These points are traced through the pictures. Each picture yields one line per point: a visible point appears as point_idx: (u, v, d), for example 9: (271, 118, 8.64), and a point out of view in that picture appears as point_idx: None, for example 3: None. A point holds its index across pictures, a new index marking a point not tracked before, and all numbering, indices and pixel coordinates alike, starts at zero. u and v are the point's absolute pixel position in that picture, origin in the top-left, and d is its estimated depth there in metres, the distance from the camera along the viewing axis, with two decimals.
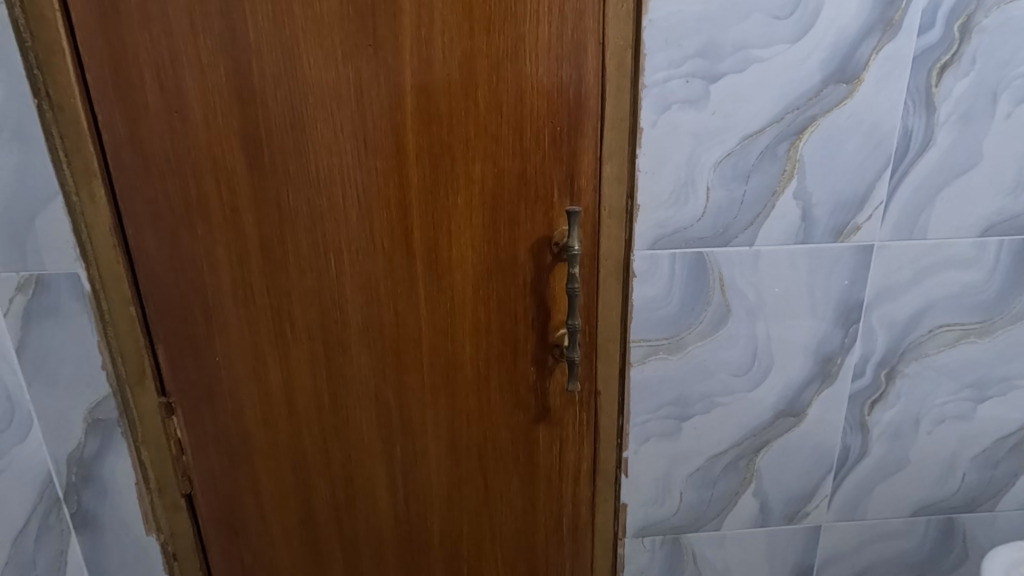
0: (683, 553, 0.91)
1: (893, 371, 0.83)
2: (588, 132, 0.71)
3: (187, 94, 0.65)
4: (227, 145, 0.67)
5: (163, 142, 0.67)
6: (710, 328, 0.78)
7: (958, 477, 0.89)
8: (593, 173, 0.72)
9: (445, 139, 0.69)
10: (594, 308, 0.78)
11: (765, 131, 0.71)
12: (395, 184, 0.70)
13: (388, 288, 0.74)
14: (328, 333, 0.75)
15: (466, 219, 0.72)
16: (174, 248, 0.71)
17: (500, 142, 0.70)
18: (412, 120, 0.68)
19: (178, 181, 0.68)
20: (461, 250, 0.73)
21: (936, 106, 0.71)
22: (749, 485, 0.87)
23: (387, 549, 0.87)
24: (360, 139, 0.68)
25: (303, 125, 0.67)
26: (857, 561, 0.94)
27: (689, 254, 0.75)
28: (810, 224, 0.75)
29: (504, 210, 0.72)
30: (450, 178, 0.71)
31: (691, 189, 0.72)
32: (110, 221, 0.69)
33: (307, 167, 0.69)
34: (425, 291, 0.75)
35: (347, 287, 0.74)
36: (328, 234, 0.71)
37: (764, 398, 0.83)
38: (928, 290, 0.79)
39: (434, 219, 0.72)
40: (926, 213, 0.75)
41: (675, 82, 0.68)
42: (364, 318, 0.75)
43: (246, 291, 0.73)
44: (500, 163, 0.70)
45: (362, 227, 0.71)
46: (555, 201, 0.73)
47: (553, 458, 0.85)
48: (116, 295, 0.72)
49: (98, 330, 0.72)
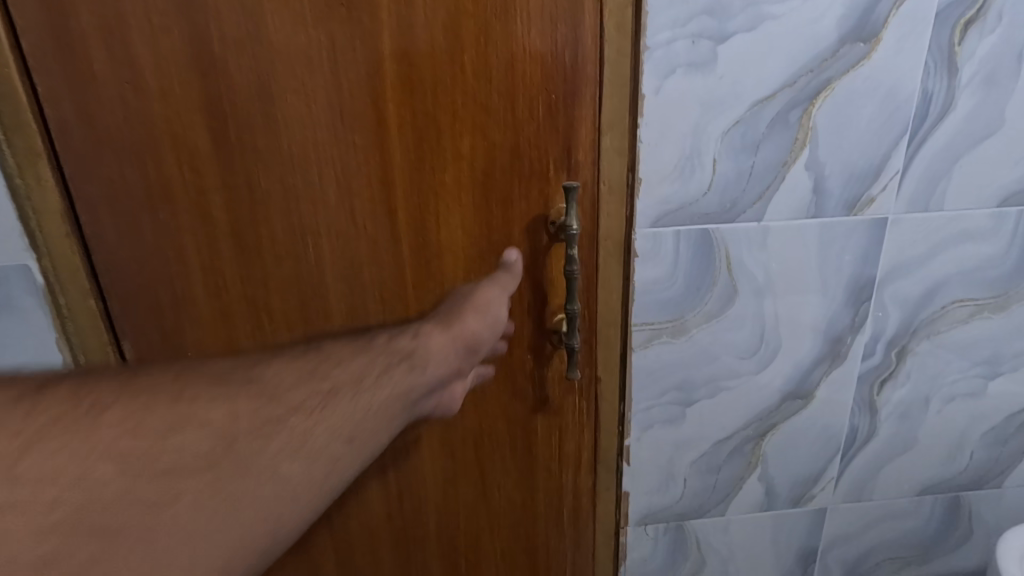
0: (686, 539, 0.89)
1: (904, 349, 0.79)
2: (586, 100, 0.65)
3: (138, 61, 0.58)
4: (187, 119, 0.60)
5: (115, 116, 0.60)
6: (716, 310, 0.74)
7: (966, 456, 0.87)
8: (591, 146, 0.67)
9: (430, 110, 0.63)
10: (594, 292, 0.73)
11: (777, 97, 0.65)
12: (376, 161, 0.64)
13: (372, 275, 0.69)
14: (309, 324, 0.70)
15: (455, 198, 0.67)
16: (136, 235, 0.65)
17: (491, 113, 0.64)
18: (392, 88, 0.61)
19: (135, 161, 0.62)
20: (450, 232, 0.68)
21: (958, 67, 0.66)
22: (754, 469, 0.85)
23: (380, 546, 0.83)
24: (336, 110, 0.62)
25: (272, 95, 0.60)
26: (862, 542, 0.92)
27: (694, 231, 0.70)
28: (822, 198, 0.70)
29: (496, 187, 0.67)
30: (436, 154, 0.65)
31: (697, 161, 0.67)
32: (62, 207, 0.63)
33: (278, 143, 0.62)
34: (413, 277, 0.70)
35: (328, 274, 0.68)
36: (305, 218, 0.65)
37: (771, 380, 0.79)
38: (944, 264, 0.75)
39: (420, 199, 0.66)
40: (944, 182, 0.71)
41: (680, 43, 0.62)
42: (348, 307, 0.70)
43: (218, 281, 0.67)
44: (491, 135, 0.65)
45: (342, 209, 0.66)
46: (550, 176, 0.67)
47: (553, 447, 0.81)
48: (74, 289, 0.66)
49: (57, 327, 0.66)
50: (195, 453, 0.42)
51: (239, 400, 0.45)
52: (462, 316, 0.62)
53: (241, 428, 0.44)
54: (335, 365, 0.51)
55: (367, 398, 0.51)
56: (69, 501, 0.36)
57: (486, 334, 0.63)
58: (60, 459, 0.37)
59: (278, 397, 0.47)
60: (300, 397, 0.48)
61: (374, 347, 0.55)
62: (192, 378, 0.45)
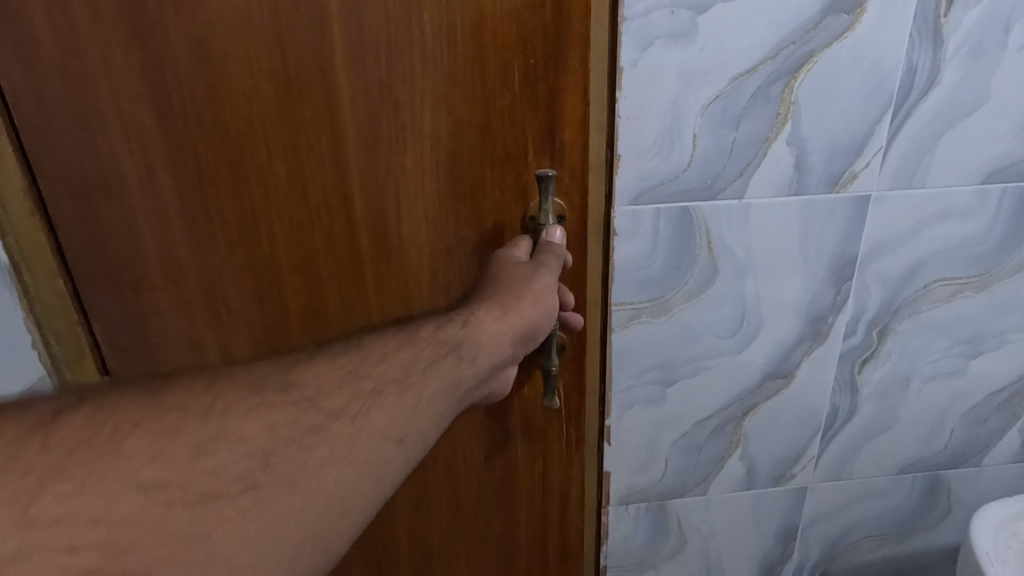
0: (668, 517, 0.89)
1: (886, 329, 0.79)
2: (572, 70, 0.59)
3: (81, 28, 0.55)
4: (130, 93, 0.57)
5: (64, 90, 0.57)
6: (696, 289, 0.74)
7: (946, 435, 0.87)
8: (579, 122, 0.61)
9: (387, 84, 0.58)
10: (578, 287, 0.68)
11: (758, 69, 0.64)
12: (330, 141, 0.61)
13: (329, 263, 0.67)
14: (266, 314, 0.69)
15: (415, 181, 0.63)
16: (91, 216, 0.62)
17: (454, 83, 0.59)
18: (341, 59, 0.57)
19: (88, 140, 0.59)
20: (412, 217, 0.65)
21: (943, 39, 0.65)
22: (736, 450, 0.85)
23: (351, 558, 0.80)
24: (286, 83, 0.58)
25: (218, 68, 0.57)
26: (843, 519, 0.93)
27: (673, 209, 0.69)
28: (804, 173, 0.69)
29: (464, 172, 0.63)
30: (393, 131, 0.61)
31: (676, 136, 0.65)
32: (23, 186, 0.61)
33: (226, 119, 0.59)
34: (373, 267, 0.67)
35: (283, 259, 0.66)
36: (255, 201, 0.63)
37: (753, 360, 0.79)
38: (926, 242, 0.74)
39: (377, 182, 0.63)
40: (927, 159, 0.70)
41: (658, 14, 0.61)
42: (307, 300, 0.69)
43: (174, 268, 0.66)
44: (456, 112, 0.60)
45: (295, 191, 0.63)
46: (530, 157, 0.62)
47: (535, 487, 0.78)
48: (41, 271, 0.65)
49: (25, 308, 0.66)
50: (229, 475, 0.35)
51: (265, 416, 0.37)
52: (521, 298, 0.57)
53: (283, 438, 0.37)
54: (379, 361, 0.45)
55: (419, 400, 0.45)
56: (93, 544, 0.30)
57: (541, 324, 0.58)
58: (78, 499, 0.30)
59: (320, 402, 0.40)
60: (339, 404, 0.41)
61: (420, 336, 0.49)
62: (225, 388, 0.38)
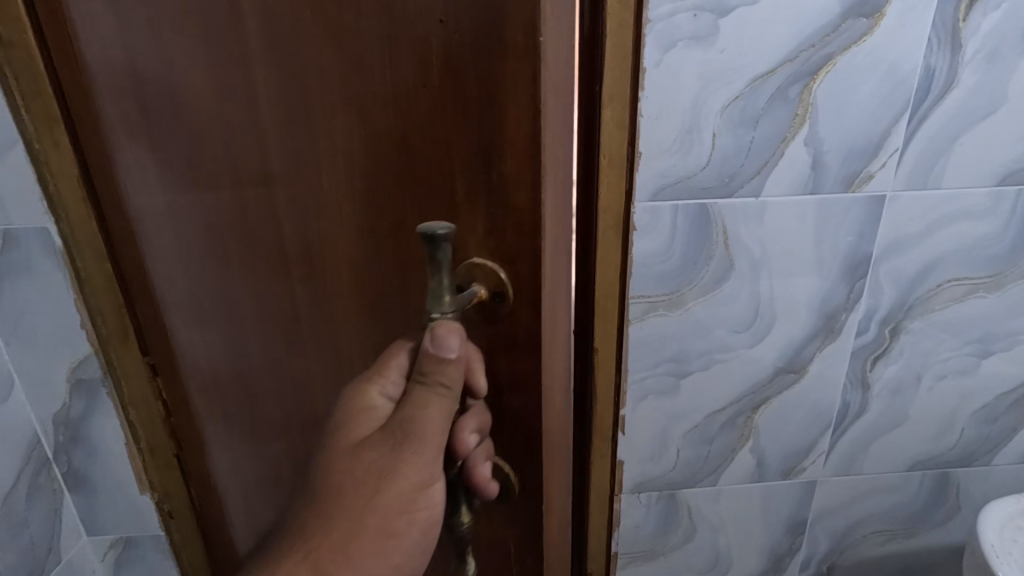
0: (678, 507, 0.92)
1: (898, 326, 0.81)
2: (516, 54, 0.40)
3: (104, 26, 0.55)
4: (125, 93, 0.59)
5: (90, 83, 0.61)
6: (711, 284, 0.76)
7: (956, 433, 0.89)
8: (528, 144, 0.43)
9: (296, 80, 0.48)
10: (591, 275, 0.74)
11: (778, 71, 0.66)
12: (256, 148, 0.54)
13: (270, 287, 0.61)
14: (230, 323, 0.67)
15: (336, 206, 0.51)
16: (122, 204, 0.67)
17: (367, 80, 0.45)
18: (257, 52, 0.49)
19: (109, 132, 0.63)
20: (336, 250, 0.54)
21: (962, 43, 0.66)
22: (746, 441, 0.87)
23: None
24: (228, 83, 0.52)
25: (176, 63, 0.53)
26: (850, 514, 0.95)
27: (692, 205, 0.71)
28: (821, 173, 0.71)
29: (381, 200, 0.49)
30: (310, 144, 0.50)
31: (696, 135, 0.68)
32: (76, 172, 0.66)
33: (181, 120, 0.56)
34: (305, 299, 0.59)
35: (235, 273, 0.62)
36: (209, 206, 0.60)
37: (765, 355, 0.81)
38: (939, 243, 0.76)
39: (301, 201, 0.53)
40: (943, 159, 0.71)
41: (681, 16, 0.63)
42: (257, 318, 0.64)
43: (167, 262, 0.68)
44: (369, 117, 0.46)
45: (234, 203, 0.58)
46: (459, 190, 0.45)
47: None
48: (90, 255, 0.70)
49: (75, 287, 0.71)
50: None
51: None
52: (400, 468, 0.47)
53: None
54: None
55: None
56: None
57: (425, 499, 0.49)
58: None
59: None
60: None
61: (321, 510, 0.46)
62: None
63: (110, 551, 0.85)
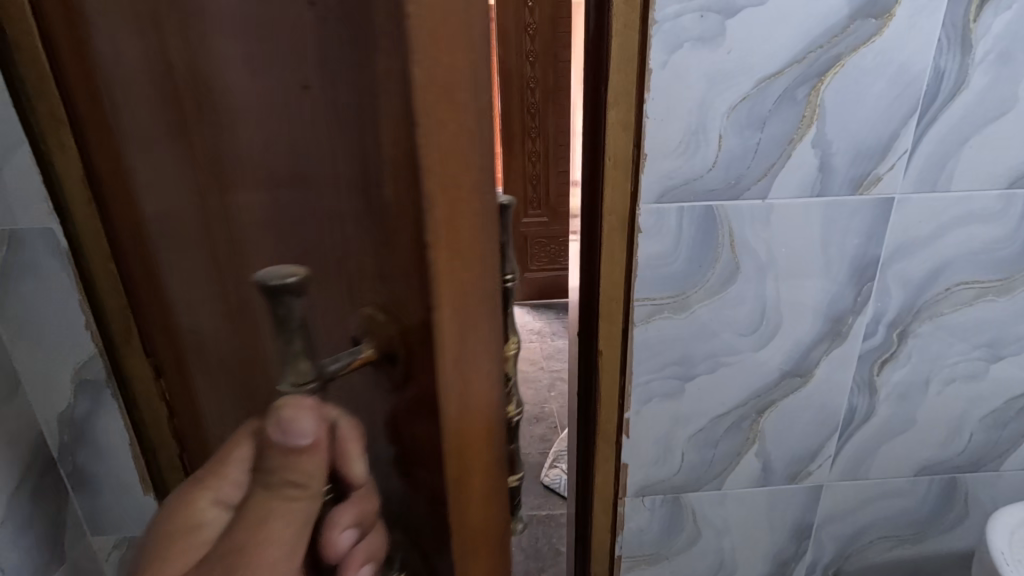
0: (682, 512, 0.91)
1: (906, 330, 0.80)
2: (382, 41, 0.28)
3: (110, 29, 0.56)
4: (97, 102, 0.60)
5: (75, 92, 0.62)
6: (717, 287, 0.75)
7: (965, 438, 0.88)
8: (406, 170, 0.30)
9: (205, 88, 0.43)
10: (597, 284, 0.75)
11: (785, 72, 0.65)
12: (182, 159, 0.50)
13: (212, 306, 0.57)
14: (189, 334, 0.65)
15: (249, 229, 0.45)
16: (105, 210, 0.68)
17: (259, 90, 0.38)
18: (172, 59, 0.45)
19: (91, 139, 0.64)
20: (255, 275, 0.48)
21: (973, 43, 0.65)
22: (752, 445, 0.87)
23: None
24: (159, 90, 0.48)
25: (125, 72, 0.52)
26: (856, 520, 0.94)
27: (697, 207, 0.71)
28: (828, 175, 0.70)
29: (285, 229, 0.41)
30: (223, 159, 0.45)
31: (702, 136, 0.67)
32: (81, 173, 0.67)
33: (135, 128, 0.55)
34: (238, 323, 0.54)
35: (187, 283, 0.60)
36: (163, 217, 0.58)
37: (771, 359, 0.80)
38: (948, 246, 0.75)
39: (222, 221, 0.48)
40: (953, 162, 0.71)
41: (688, 17, 0.62)
42: (209, 335, 0.61)
43: (141, 268, 0.68)
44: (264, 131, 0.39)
45: (177, 216, 0.55)
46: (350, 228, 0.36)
47: None
48: (95, 254, 0.70)
49: (80, 288, 0.71)
50: None
51: None
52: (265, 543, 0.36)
53: None
54: None
55: None
56: None
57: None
58: None
59: None
60: None
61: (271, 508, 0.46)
62: None
63: (114, 551, 0.86)
